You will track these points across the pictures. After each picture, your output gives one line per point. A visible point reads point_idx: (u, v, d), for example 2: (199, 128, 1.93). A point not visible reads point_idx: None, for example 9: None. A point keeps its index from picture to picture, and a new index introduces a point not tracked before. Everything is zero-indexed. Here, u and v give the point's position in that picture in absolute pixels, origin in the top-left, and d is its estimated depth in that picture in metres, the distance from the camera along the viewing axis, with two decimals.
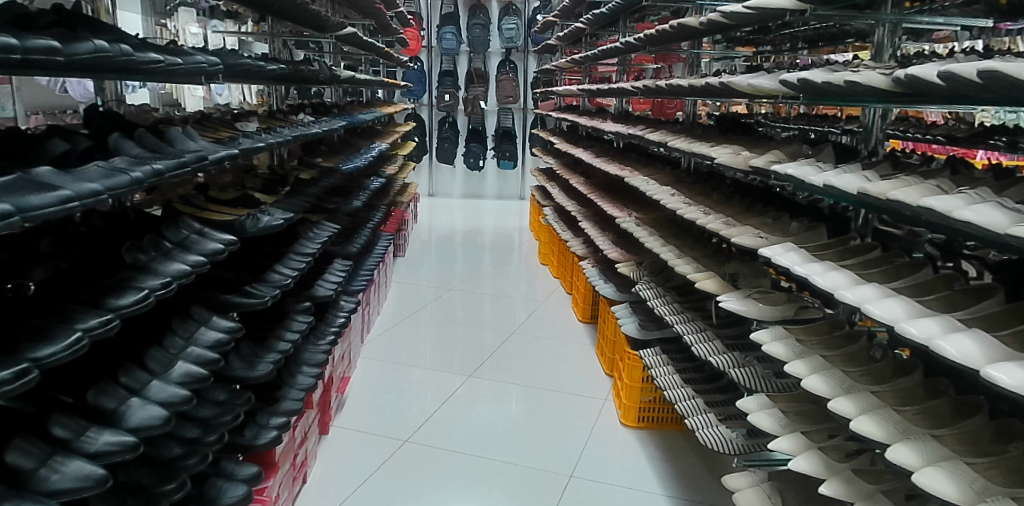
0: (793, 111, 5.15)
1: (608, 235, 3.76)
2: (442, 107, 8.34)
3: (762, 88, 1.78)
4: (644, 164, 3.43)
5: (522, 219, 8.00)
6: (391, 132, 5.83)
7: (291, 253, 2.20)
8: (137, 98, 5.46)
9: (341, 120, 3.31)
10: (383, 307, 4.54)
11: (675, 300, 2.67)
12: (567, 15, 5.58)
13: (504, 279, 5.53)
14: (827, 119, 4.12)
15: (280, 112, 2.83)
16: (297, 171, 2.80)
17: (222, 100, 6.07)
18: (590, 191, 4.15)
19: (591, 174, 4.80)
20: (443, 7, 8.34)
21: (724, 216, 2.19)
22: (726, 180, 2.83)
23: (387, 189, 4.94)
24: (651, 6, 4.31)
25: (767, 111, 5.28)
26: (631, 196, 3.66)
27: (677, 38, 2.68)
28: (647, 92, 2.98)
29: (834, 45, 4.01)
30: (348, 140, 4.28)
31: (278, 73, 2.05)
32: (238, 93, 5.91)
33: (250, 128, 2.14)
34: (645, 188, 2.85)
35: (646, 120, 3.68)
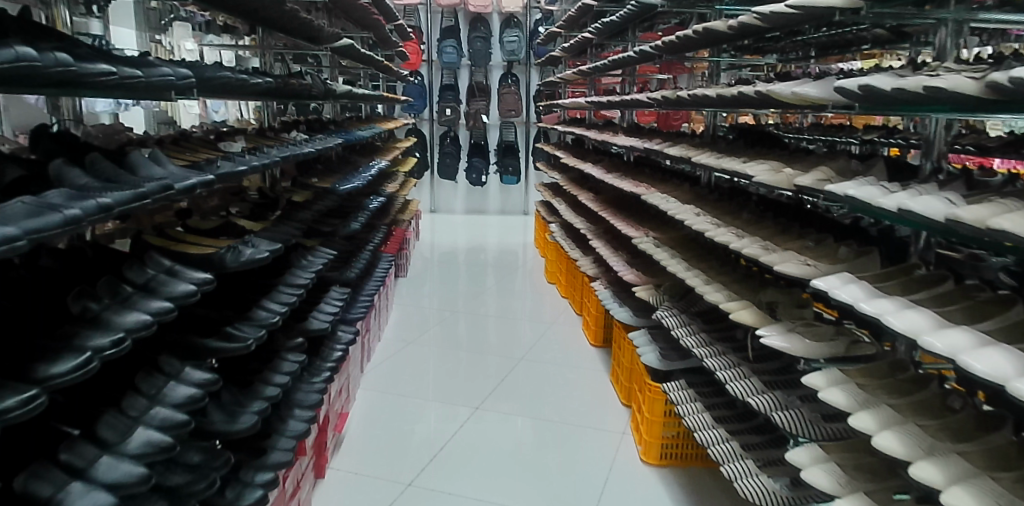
0: (804, 121, 4.96)
1: (622, 255, 3.55)
2: (443, 122, 8.16)
3: (808, 98, 1.58)
4: (659, 181, 3.23)
5: (526, 235, 7.79)
6: (391, 148, 5.65)
7: (281, 287, 2.00)
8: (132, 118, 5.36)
9: (338, 138, 3.11)
10: (384, 332, 4.33)
11: (702, 329, 2.45)
12: (572, 26, 5.40)
13: (509, 298, 5.32)
14: (843, 129, 3.94)
15: (271, 129, 2.63)
16: (289, 193, 2.60)
17: (218, 118, 5.93)
18: (600, 208, 3.95)
19: (600, 190, 4.60)
20: (443, 20, 8.18)
21: (759, 239, 1.98)
22: (751, 197, 2.62)
23: (387, 209, 4.75)
24: (662, 15, 4.13)
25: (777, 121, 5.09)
26: (644, 215, 3.46)
27: (697, 45, 2.49)
28: (664, 104, 2.78)
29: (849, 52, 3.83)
30: (346, 157, 4.09)
31: (264, 88, 1.85)
32: (236, 110, 5.79)
33: (235, 148, 1.94)
34: (664, 206, 2.64)
35: (660, 133, 3.48)
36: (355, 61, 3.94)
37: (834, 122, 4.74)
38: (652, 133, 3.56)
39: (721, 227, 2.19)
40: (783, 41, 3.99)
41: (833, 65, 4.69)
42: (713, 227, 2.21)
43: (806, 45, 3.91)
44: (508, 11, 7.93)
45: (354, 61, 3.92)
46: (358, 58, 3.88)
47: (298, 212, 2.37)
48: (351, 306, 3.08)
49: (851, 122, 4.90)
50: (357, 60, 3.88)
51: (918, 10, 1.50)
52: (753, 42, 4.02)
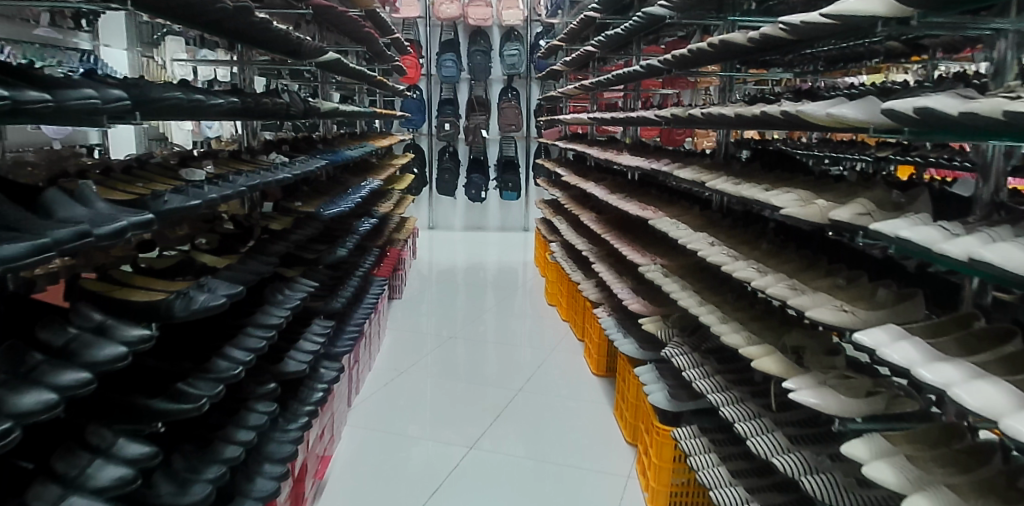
0: (813, 137, 4.77)
1: (627, 281, 3.34)
2: (442, 137, 7.98)
3: (846, 120, 1.39)
4: (665, 203, 3.02)
5: (526, 252, 7.57)
6: (387, 164, 5.45)
7: (248, 331, 1.79)
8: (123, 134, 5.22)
9: (323, 158, 2.91)
10: (377, 359, 4.11)
11: (716, 369, 2.23)
12: (574, 39, 5.21)
13: (508, 320, 5.10)
14: (854, 146, 3.76)
15: (248, 150, 2.43)
16: (266, 220, 2.39)
17: (211, 134, 5.77)
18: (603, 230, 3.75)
19: (602, 210, 4.40)
20: (442, 34, 8.02)
21: (783, 275, 1.77)
22: (768, 224, 2.41)
23: (382, 229, 4.55)
24: (668, 28, 3.94)
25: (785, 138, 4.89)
26: (650, 239, 3.25)
27: (711, 59, 2.28)
28: (672, 124, 2.58)
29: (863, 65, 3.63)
30: (337, 176, 3.89)
31: (227, 110, 1.64)
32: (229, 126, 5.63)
33: (198, 175, 1.74)
34: (674, 232, 2.43)
35: (668, 152, 3.27)
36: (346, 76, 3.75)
37: (841, 139, 4.58)
38: (659, 152, 3.36)
39: (739, 260, 1.98)
40: (790, 56, 3.82)
41: (842, 80, 4.50)
42: (730, 261, 2.00)
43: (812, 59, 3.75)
44: (508, 24, 7.76)
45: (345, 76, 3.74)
46: (350, 73, 3.70)
47: (274, 241, 2.16)
48: (337, 338, 2.87)
49: (856, 139, 4.75)
50: (348, 75, 3.69)
51: (976, 20, 1.30)
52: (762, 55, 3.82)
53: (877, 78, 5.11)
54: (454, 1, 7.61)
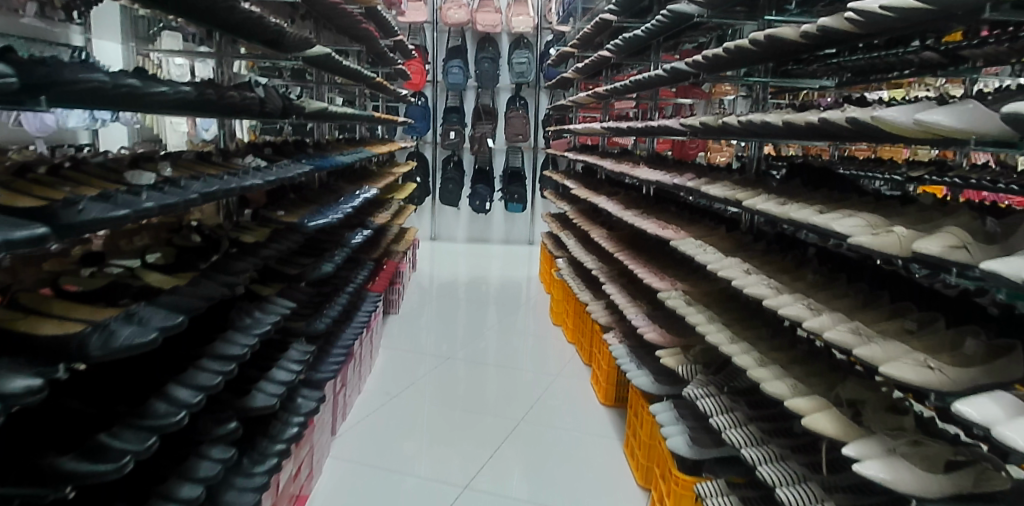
0: (835, 153, 4.49)
1: (641, 305, 3.05)
2: (446, 146, 7.71)
3: (938, 130, 1.14)
4: (686, 222, 2.74)
5: (530, 266, 7.28)
6: (387, 172, 5.18)
7: (202, 365, 1.51)
8: (116, 135, 4.94)
9: (311, 163, 2.64)
10: (369, 379, 3.82)
11: (748, 415, 1.93)
12: (586, 45, 4.95)
13: (511, 338, 4.81)
14: (882, 163, 3.50)
15: (224, 152, 2.17)
16: (239, 230, 2.11)
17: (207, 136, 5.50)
18: (615, 248, 3.47)
19: (613, 226, 4.13)
20: (450, 40, 7.78)
21: (840, 315, 1.49)
22: (808, 249, 2.12)
23: (379, 241, 4.27)
24: (689, 34, 3.67)
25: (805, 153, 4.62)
26: (667, 260, 2.97)
27: (748, 60, 2.01)
28: (699, 133, 2.30)
29: (895, 76, 3.36)
30: (330, 184, 3.62)
31: (177, 99, 1.37)
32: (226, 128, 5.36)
33: (150, 178, 1.47)
34: (700, 255, 2.15)
35: (688, 165, 3.00)
36: (342, 76, 3.49)
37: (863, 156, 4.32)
38: (678, 165, 3.08)
39: (784, 293, 1.69)
40: (817, 67, 3.57)
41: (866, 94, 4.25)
42: (772, 294, 1.71)
43: (842, 70, 3.49)
44: (518, 30, 7.51)
45: (340, 76, 3.47)
46: (345, 73, 3.43)
47: (244, 255, 1.88)
48: (319, 363, 2.59)
49: (877, 156, 4.49)
50: (344, 75, 3.43)
51: None
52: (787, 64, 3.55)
53: (900, 93, 4.85)
54: (462, 6, 7.37)
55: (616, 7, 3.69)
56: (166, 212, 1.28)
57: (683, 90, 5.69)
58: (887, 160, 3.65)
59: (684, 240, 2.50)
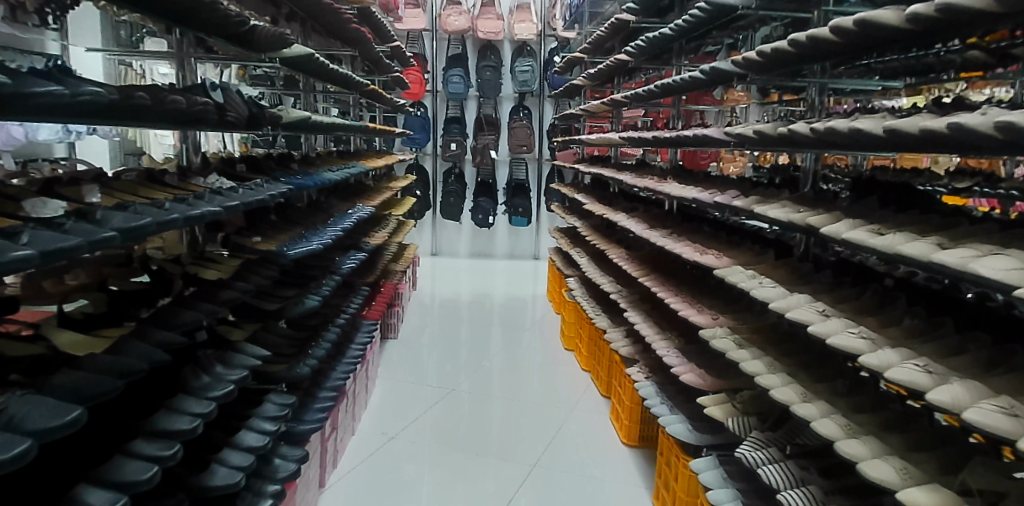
0: (864, 163, 4.16)
1: (671, 338, 2.68)
2: (447, 158, 7.37)
3: None
4: (725, 246, 2.38)
5: (537, 283, 6.90)
6: (384, 187, 4.83)
7: (125, 456, 1.15)
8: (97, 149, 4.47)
9: (293, 181, 2.29)
10: (364, 416, 3.44)
11: (825, 490, 1.55)
12: (596, 50, 4.61)
13: (519, 363, 4.43)
14: (920, 174, 3.17)
15: (186, 170, 1.82)
16: (198, 262, 1.74)
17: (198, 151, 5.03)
18: (638, 270, 3.11)
19: (632, 245, 3.77)
20: (451, 48, 7.46)
21: (973, 388, 1.13)
22: (886, 282, 1.76)
23: (375, 262, 3.91)
24: (714, 35, 3.33)
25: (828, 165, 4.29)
26: (702, 288, 2.60)
27: (816, 52, 1.67)
28: (748, 143, 1.94)
29: (939, 79, 3.02)
30: (319, 202, 3.27)
31: (80, 102, 1.00)
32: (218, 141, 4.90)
33: (59, 208, 1.12)
34: (755, 289, 1.79)
35: (721, 178, 2.65)
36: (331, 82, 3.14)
37: (894, 167, 3.98)
38: (709, 179, 2.72)
39: (887, 348, 1.32)
40: (854, 70, 3.24)
41: (896, 99, 3.92)
42: (871, 349, 1.34)
43: (878, 73, 3.17)
44: (521, 37, 7.18)
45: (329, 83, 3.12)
46: (336, 80, 3.08)
47: (198, 298, 1.51)
48: (299, 413, 2.20)
49: (905, 165, 4.16)
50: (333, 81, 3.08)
51: None
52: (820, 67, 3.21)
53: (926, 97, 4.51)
54: (463, 12, 7.04)
55: (635, 5, 3.34)
56: (51, 263, 0.90)
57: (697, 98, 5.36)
58: (929, 170, 3.32)
59: (730, 267, 2.13)
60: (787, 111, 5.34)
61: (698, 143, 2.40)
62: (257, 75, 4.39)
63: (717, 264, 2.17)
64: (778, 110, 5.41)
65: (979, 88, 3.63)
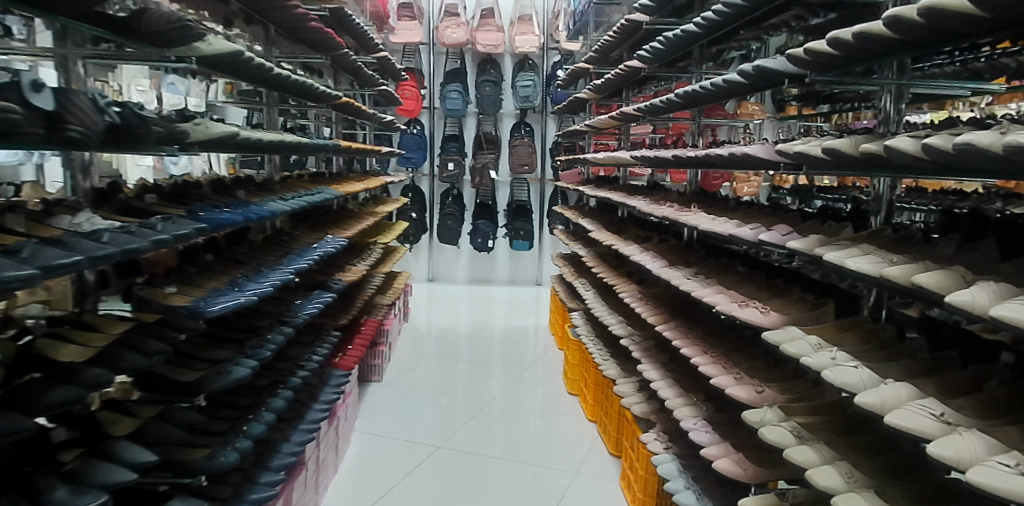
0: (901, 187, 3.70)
1: (696, 403, 2.19)
2: (444, 178, 6.92)
3: None
4: (768, 295, 1.89)
5: (539, 312, 6.38)
6: (370, 212, 4.36)
7: None
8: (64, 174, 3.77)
9: (225, 210, 1.82)
10: (334, 482, 2.93)
11: None
12: (602, 60, 4.17)
13: (518, 408, 3.89)
14: (984, 197, 2.70)
15: (59, 204, 1.36)
16: (54, 333, 1.27)
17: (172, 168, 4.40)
18: (655, 313, 2.62)
19: (643, 280, 3.27)
20: (448, 63, 7.04)
21: None
22: (1004, 359, 1.28)
23: (353, 299, 3.43)
24: (739, 39, 2.88)
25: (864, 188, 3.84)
26: (738, 345, 2.10)
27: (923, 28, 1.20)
28: (807, 165, 1.47)
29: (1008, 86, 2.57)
30: (281, 232, 2.80)
31: None
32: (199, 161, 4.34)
33: None
34: (823, 368, 1.32)
35: (758, 207, 2.17)
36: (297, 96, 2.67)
37: (940, 189, 3.53)
38: (741, 208, 2.25)
39: None
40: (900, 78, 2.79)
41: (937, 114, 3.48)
42: None
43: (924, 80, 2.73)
44: (522, 51, 6.76)
45: (294, 96, 2.65)
46: (301, 94, 2.62)
47: (11, 408, 1.04)
48: None
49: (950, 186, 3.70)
50: (298, 94, 2.61)
51: None
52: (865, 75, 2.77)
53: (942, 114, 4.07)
54: (461, 25, 6.63)
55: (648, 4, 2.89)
56: None
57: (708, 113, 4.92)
58: (977, 192, 2.88)
59: (784, 327, 1.65)
60: (804, 126, 4.91)
61: (735, 165, 1.92)
62: (242, 92, 3.97)
63: (766, 322, 1.68)
64: (798, 125, 4.96)
65: (1012, 98, 3.24)
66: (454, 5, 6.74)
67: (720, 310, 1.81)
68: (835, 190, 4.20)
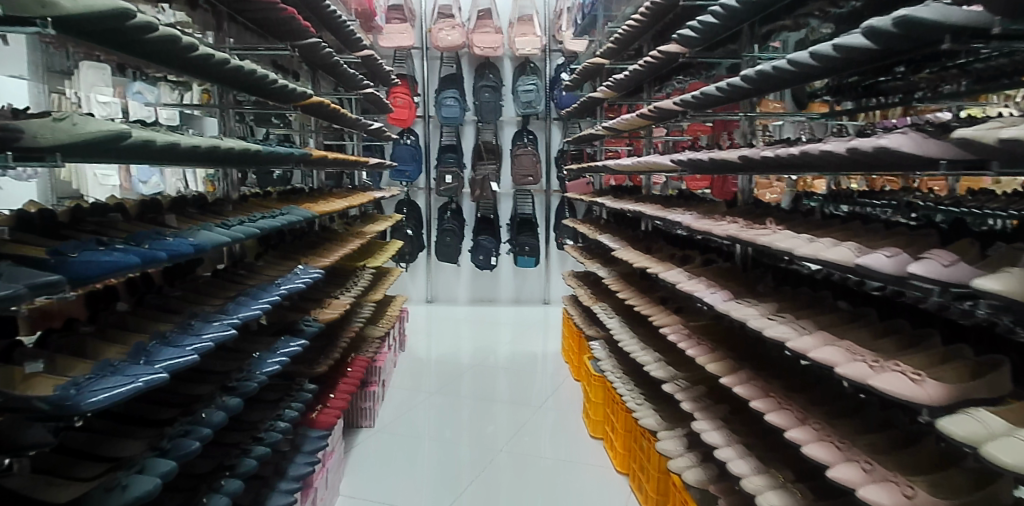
0: (970, 192, 3.18)
1: (782, 482, 1.65)
2: (442, 192, 6.39)
3: None
4: (899, 349, 1.35)
5: (549, 335, 5.81)
6: (358, 232, 3.81)
7: None
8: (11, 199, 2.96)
9: (126, 241, 1.24)
10: None
11: None
12: (619, 53, 3.65)
13: (533, 457, 3.31)
14: None
15: None
16: None
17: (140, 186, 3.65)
18: (712, 352, 2.06)
19: (682, 307, 2.71)
20: (444, 67, 6.53)
21: None
22: None
23: (336, 337, 2.88)
24: (798, 17, 2.35)
25: (921, 195, 3.32)
26: (843, 410, 1.56)
27: None
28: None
29: None
30: (240, 264, 2.25)
31: None
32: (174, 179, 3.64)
33: None
34: None
35: (858, 222, 1.64)
36: (249, 92, 2.13)
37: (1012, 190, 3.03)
38: (834, 224, 1.71)
39: None
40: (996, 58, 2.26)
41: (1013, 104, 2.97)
42: None
43: None
44: (522, 53, 6.24)
45: (247, 93, 2.10)
46: (254, 90, 2.07)
47: None
48: None
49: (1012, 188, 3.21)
50: (249, 90, 2.07)
51: None
52: (953, 55, 2.24)
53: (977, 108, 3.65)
54: (456, 26, 6.12)
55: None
56: None
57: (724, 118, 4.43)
58: None
59: (954, 406, 1.12)
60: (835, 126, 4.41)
61: (852, 160, 1.38)
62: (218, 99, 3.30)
63: (924, 398, 1.15)
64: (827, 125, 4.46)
65: None
66: (448, 6, 6.24)
67: (842, 374, 1.28)
68: (880, 195, 3.69)
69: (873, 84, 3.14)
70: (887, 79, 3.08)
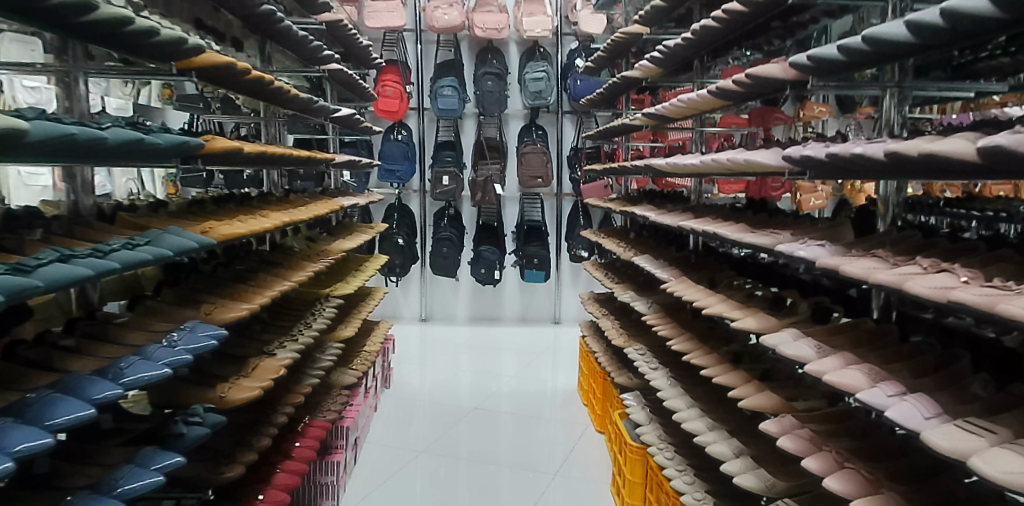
0: None
1: None
2: (437, 196, 5.51)
3: None
4: None
5: (561, 364, 4.94)
6: (322, 248, 2.94)
7: None
8: None
9: None
10: None
11: None
12: (665, 17, 2.76)
13: None
14: None
15: None
16: None
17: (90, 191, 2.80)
18: (875, 491, 1.19)
19: (769, 371, 1.85)
20: (441, 53, 5.65)
21: None
22: None
23: (272, 408, 2.02)
24: None
25: None
26: None
27: None
28: None
29: None
30: (85, 319, 1.37)
31: None
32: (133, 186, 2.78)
33: None
34: None
35: None
36: (77, 40, 1.28)
37: None
38: None
39: None
40: None
41: None
42: None
43: None
44: (531, 35, 5.36)
45: (75, 37, 1.23)
46: (76, 32, 1.21)
47: None
48: None
49: None
50: (64, 32, 1.22)
51: None
52: None
53: None
54: (455, 4, 5.23)
55: None
56: None
57: (756, 110, 3.14)
58: None
59: None
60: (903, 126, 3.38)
61: None
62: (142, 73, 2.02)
63: None
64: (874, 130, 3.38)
65: None
66: None
67: None
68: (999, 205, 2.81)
69: (965, 64, 1.75)
70: (985, 55, 1.70)
